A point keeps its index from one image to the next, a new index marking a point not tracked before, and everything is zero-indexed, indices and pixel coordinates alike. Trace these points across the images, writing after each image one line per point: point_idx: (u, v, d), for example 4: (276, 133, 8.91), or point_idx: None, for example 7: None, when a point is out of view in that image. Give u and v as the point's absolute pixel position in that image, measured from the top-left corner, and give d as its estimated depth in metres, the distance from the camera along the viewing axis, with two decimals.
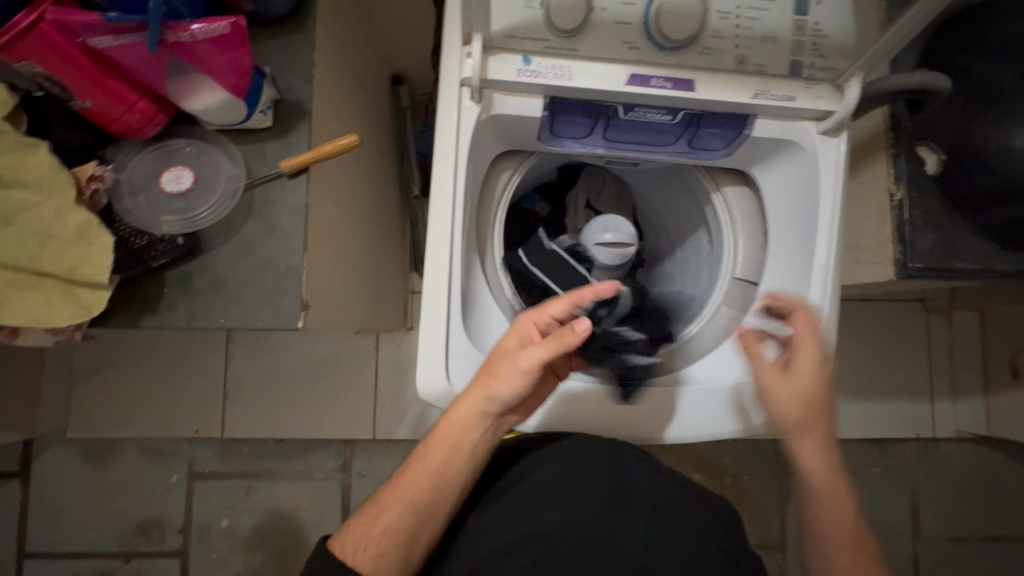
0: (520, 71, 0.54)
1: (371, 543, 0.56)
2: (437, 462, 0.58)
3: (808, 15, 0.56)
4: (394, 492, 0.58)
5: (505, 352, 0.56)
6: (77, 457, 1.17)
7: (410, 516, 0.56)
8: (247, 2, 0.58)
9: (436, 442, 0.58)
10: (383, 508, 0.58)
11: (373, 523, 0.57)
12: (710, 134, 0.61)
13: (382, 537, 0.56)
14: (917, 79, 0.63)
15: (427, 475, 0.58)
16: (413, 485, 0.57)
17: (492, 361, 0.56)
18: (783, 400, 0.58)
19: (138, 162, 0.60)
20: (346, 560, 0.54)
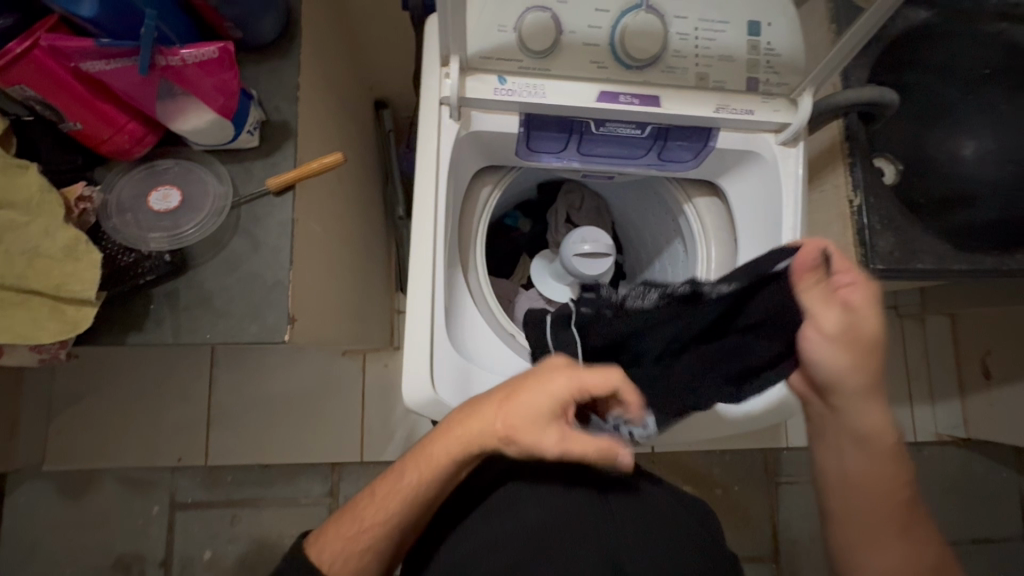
0: (496, 90, 0.58)
1: (348, 553, 0.55)
2: (421, 490, 0.54)
3: (761, 35, 0.59)
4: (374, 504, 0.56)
5: (535, 423, 0.47)
6: (55, 490, 1.14)
7: (389, 538, 0.56)
8: (234, 29, 0.61)
9: (427, 466, 0.53)
10: (364, 523, 0.56)
11: (350, 538, 0.56)
12: (677, 147, 0.65)
13: (354, 550, 0.56)
14: (867, 93, 0.68)
15: (411, 500, 0.54)
16: (393, 505, 0.55)
17: (516, 425, 0.48)
18: (846, 345, 0.52)
19: (126, 182, 0.61)
20: (321, 562, 0.55)
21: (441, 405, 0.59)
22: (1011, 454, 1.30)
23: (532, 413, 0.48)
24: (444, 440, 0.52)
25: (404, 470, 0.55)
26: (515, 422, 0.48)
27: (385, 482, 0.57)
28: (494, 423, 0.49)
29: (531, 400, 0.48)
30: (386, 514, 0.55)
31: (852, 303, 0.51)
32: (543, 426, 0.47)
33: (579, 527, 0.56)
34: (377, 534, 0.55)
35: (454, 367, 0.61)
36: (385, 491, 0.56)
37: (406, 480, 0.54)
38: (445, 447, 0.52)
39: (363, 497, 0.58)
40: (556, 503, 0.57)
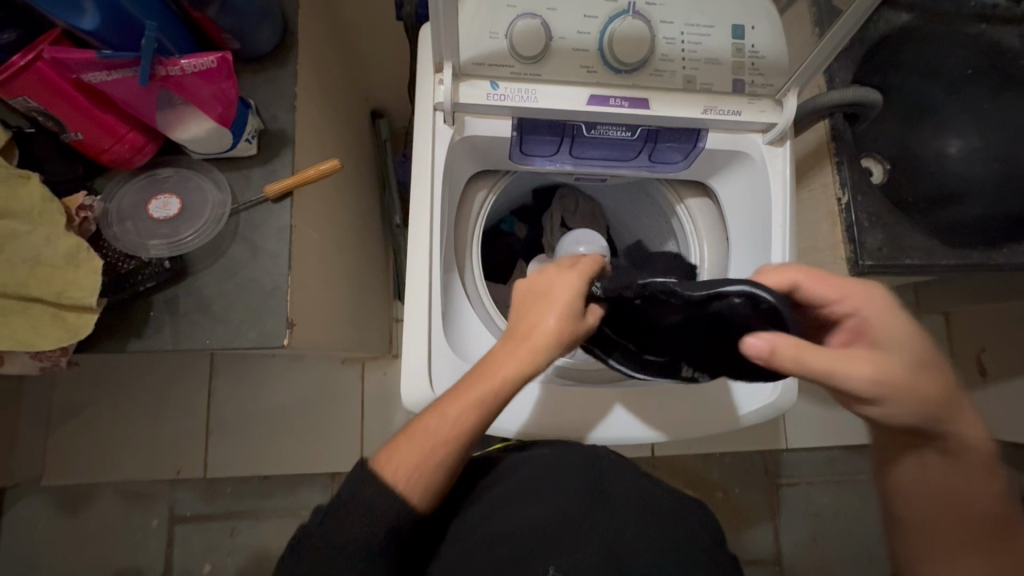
0: (488, 95, 0.59)
1: (420, 471, 0.49)
2: (486, 407, 0.49)
3: (746, 38, 0.61)
4: (437, 425, 0.49)
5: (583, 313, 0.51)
6: (53, 504, 1.14)
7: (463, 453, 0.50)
8: (232, 41, 0.62)
9: (486, 380, 0.49)
10: (441, 439, 0.49)
11: (419, 469, 0.48)
12: (668, 148, 0.66)
13: (424, 483, 0.49)
14: (851, 94, 0.69)
15: (478, 422, 0.50)
16: (458, 430, 0.49)
17: (574, 319, 0.50)
18: (897, 389, 0.47)
19: (126, 191, 0.62)
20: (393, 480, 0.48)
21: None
22: (1012, 452, 1.30)
23: (578, 312, 0.51)
24: (501, 356, 0.50)
25: (454, 403, 0.49)
26: (574, 318, 0.51)
27: (442, 405, 0.49)
28: (547, 328, 0.50)
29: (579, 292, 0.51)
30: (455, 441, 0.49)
31: (869, 328, 0.50)
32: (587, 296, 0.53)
33: (582, 521, 0.57)
34: (444, 465, 0.49)
35: (453, 367, 0.61)
36: (439, 425, 0.49)
37: (471, 401, 0.49)
38: (514, 364, 0.49)
39: (417, 427, 0.49)
40: (556, 500, 0.58)
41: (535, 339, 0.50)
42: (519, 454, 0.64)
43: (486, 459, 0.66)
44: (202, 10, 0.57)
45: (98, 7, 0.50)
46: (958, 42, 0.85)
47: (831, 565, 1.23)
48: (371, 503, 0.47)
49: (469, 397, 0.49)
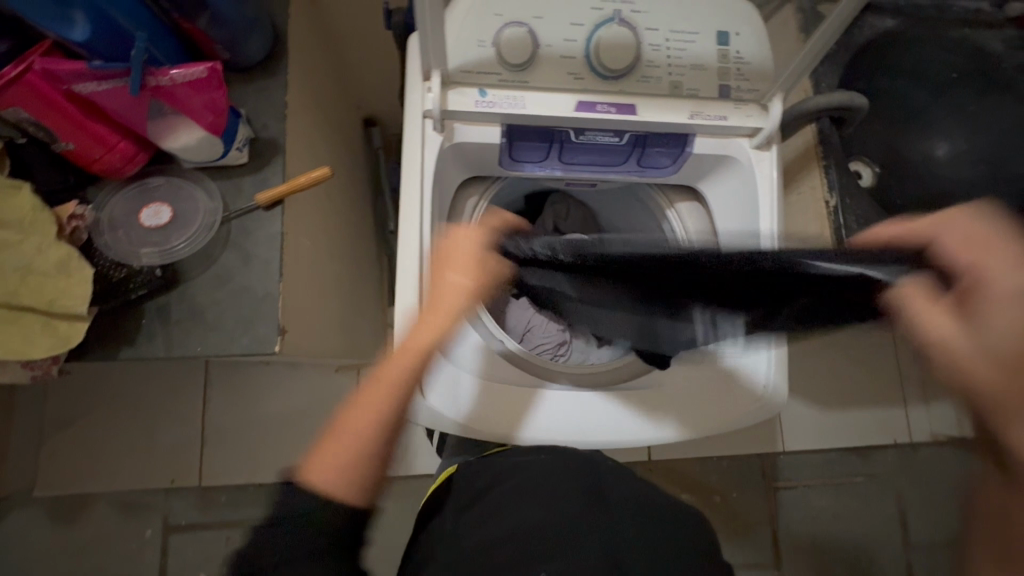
0: (476, 102, 0.60)
1: (345, 465, 0.48)
2: (411, 374, 0.51)
3: (730, 44, 0.62)
4: (362, 414, 0.50)
5: (490, 262, 0.53)
6: (47, 516, 1.13)
7: (387, 434, 0.50)
8: (223, 51, 0.63)
9: (406, 352, 0.51)
10: (361, 428, 0.50)
11: (351, 456, 0.49)
12: (656, 153, 0.67)
13: (366, 467, 0.49)
14: (836, 98, 0.70)
15: (404, 393, 0.51)
16: (387, 404, 0.50)
17: (480, 270, 0.52)
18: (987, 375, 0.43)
19: (118, 200, 0.63)
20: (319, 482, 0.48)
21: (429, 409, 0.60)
22: None
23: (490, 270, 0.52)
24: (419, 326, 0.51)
25: (373, 391, 0.51)
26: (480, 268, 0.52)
27: (368, 388, 0.51)
28: (461, 285, 0.50)
29: (480, 247, 0.52)
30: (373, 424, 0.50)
31: None
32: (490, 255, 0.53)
33: (579, 522, 0.56)
34: (384, 441, 0.50)
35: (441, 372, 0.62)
36: (370, 406, 0.50)
37: (394, 376, 0.50)
38: (431, 328, 0.51)
39: (341, 424, 0.50)
40: (553, 503, 0.58)
41: (444, 302, 0.51)
42: (509, 458, 0.64)
43: (477, 463, 0.66)
44: (192, 20, 0.58)
45: (88, 19, 0.50)
46: (943, 47, 0.86)
47: (830, 569, 1.23)
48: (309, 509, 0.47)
49: (390, 375, 0.51)
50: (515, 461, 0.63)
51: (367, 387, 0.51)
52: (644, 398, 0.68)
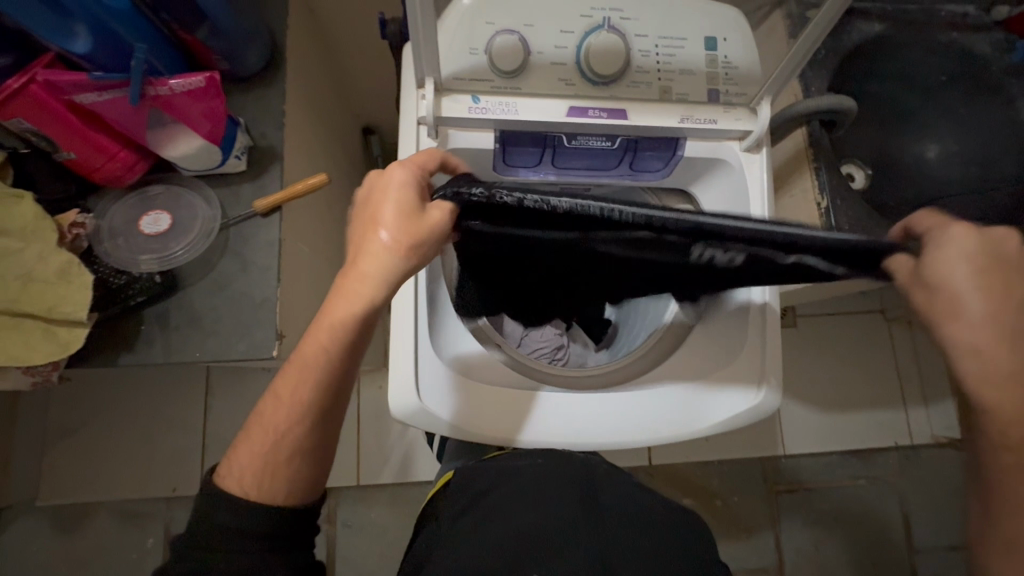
0: (470, 108, 0.61)
1: (270, 467, 0.48)
2: (331, 357, 0.47)
3: (718, 49, 0.63)
4: (282, 408, 0.48)
5: (416, 216, 0.46)
6: (48, 526, 1.13)
7: (313, 430, 0.49)
8: (222, 61, 0.64)
9: (322, 332, 0.47)
10: (282, 428, 0.48)
11: (273, 451, 0.48)
12: (648, 156, 0.68)
13: (291, 461, 0.48)
14: (825, 101, 0.71)
15: (327, 378, 0.48)
16: (308, 393, 0.48)
17: (401, 227, 0.45)
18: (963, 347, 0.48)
19: (118, 208, 0.64)
20: (244, 493, 0.48)
21: (426, 407, 0.61)
22: None
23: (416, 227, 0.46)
24: (336, 296, 0.47)
25: (285, 385, 0.48)
26: (400, 226, 0.45)
27: (284, 378, 0.49)
28: (382, 247, 0.45)
29: (405, 195, 0.46)
30: (296, 420, 0.48)
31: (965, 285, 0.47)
32: (418, 211, 0.46)
33: (572, 525, 0.55)
34: (310, 429, 0.48)
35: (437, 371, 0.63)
36: (292, 393, 0.48)
37: (308, 365, 0.47)
38: (349, 301, 0.46)
39: (254, 426, 0.49)
40: (547, 506, 0.57)
41: (363, 266, 0.46)
42: (507, 462, 0.65)
43: (472, 468, 0.67)
44: (192, 31, 0.59)
45: (90, 32, 0.52)
46: (932, 50, 0.87)
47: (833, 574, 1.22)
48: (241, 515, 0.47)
49: (308, 361, 0.47)
50: (515, 467, 0.64)
51: (286, 373, 0.49)
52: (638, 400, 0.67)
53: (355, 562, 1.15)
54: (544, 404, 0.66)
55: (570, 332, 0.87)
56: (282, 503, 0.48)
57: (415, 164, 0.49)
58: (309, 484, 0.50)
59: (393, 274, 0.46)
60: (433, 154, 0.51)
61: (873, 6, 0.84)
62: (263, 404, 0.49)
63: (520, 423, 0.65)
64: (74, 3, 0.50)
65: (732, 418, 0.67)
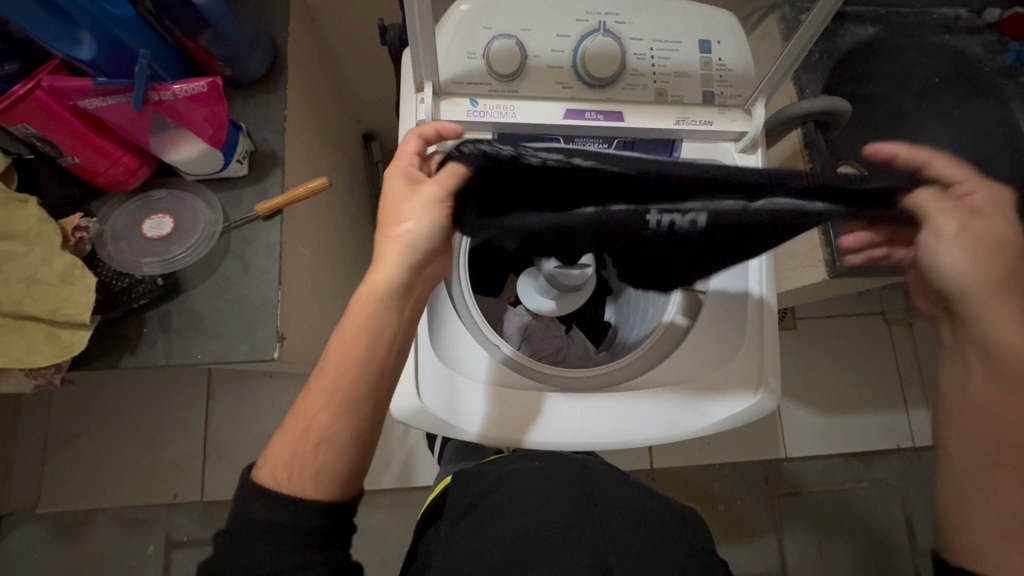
0: (468, 112, 0.62)
1: (309, 458, 0.46)
2: (365, 341, 0.49)
3: (712, 52, 0.64)
4: (314, 397, 0.48)
5: (420, 192, 0.51)
6: (49, 532, 1.13)
7: (354, 416, 0.48)
8: (224, 67, 0.65)
9: (352, 318, 0.49)
10: (319, 416, 0.47)
11: (305, 445, 0.47)
12: (644, 158, 0.69)
13: (329, 454, 0.47)
14: (820, 103, 0.71)
15: (363, 361, 0.49)
16: (341, 379, 0.48)
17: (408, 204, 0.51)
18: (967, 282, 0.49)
19: (121, 212, 0.64)
20: (283, 487, 0.46)
21: (427, 411, 0.62)
22: None
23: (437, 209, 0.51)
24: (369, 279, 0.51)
25: (323, 373, 0.49)
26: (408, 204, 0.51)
27: (321, 369, 0.49)
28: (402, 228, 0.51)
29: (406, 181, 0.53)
30: (335, 407, 0.48)
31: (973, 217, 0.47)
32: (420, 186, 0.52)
33: (569, 525, 0.55)
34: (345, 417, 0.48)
35: (438, 373, 0.63)
36: (329, 379, 0.48)
37: (346, 350, 0.49)
38: (374, 281, 0.50)
39: (289, 422, 0.48)
40: (544, 508, 0.57)
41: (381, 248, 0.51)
42: (505, 467, 0.65)
43: (474, 474, 0.66)
44: (195, 38, 0.61)
45: (95, 38, 0.53)
46: (924, 52, 0.88)
47: None
48: (245, 508, 0.45)
49: (343, 350, 0.49)
50: (516, 470, 0.64)
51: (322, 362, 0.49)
52: (641, 401, 0.67)
53: None
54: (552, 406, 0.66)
55: (570, 333, 0.87)
56: (315, 500, 0.46)
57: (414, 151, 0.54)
58: (347, 484, 0.48)
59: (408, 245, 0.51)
60: (418, 136, 0.55)
61: (866, 10, 0.85)
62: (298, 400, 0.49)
63: (526, 422, 0.65)
64: (79, 11, 0.51)
65: (734, 417, 0.67)
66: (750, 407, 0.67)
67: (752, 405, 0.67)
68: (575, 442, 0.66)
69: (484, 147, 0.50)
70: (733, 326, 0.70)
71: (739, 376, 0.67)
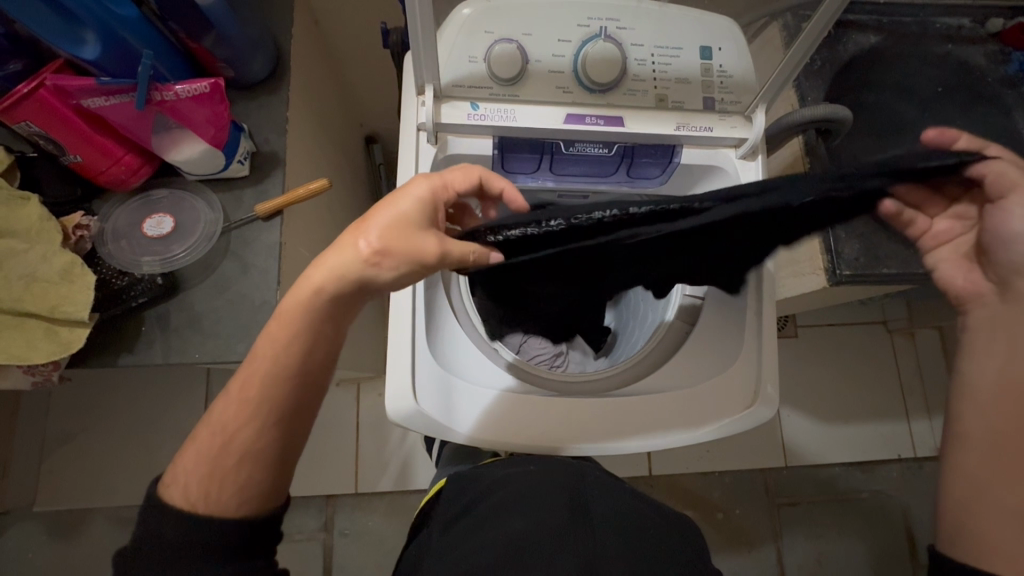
0: (468, 115, 0.62)
1: (224, 474, 0.45)
2: (288, 357, 0.45)
3: (713, 58, 0.64)
4: (231, 409, 0.46)
5: (414, 232, 0.43)
6: (44, 532, 1.13)
7: (271, 432, 0.46)
8: (226, 69, 0.66)
9: (282, 328, 0.45)
10: (234, 429, 0.45)
11: (221, 459, 0.45)
12: (644, 163, 0.69)
13: (243, 468, 0.46)
14: (821, 110, 0.71)
15: (282, 376, 0.46)
16: (261, 393, 0.46)
17: (393, 237, 0.42)
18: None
19: (122, 211, 0.65)
20: (196, 503, 0.45)
21: (428, 412, 0.62)
22: None
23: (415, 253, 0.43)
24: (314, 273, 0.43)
25: (241, 383, 0.46)
26: (393, 237, 0.42)
27: (238, 377, 0.46)
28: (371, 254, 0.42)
29: (415, 212, 0.43)
30: (252, 425, 0.46)
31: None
32: (419, 233, 0.43)
33: (561, 530, 0.55)
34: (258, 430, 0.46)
35: (435, 375, 0.63)
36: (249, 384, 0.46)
37: (265, 362, 0.45)
38: (306, 283, 0.43)
39: (200, 434, 0.47)
40: (538, 512, 0.57)
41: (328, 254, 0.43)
42: (502, 471, 0.65)
43: (460, 486, 0.66)
44: (198, 40, 0.61)
45: (99, 39, 0.53)
46: (927, 62, 0.88)
47: None
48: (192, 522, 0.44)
49: (261, 359, 0.46)
50: (513, 475, 0.63)
51: (243, 372, 0.47)
52: (641, 408, 0.66)
53: (350, 571, 1.14)
54: (554, 410, 0.65)
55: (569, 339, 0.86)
56: (233, 516, 0.45)
57: (442, 180, 0.47)
58: (262, 495, 0.47)
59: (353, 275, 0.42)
60: (467, 176, 0.49)
61: (868, 19, 0.86)
62: (213, 405, 0.46)
63: (536, 429, 0.65)
64: (83, 11, 0.51)
65: (731, 423, 0.66)
66: (749, 410, 0.66)
67: (751, 410, 0.66)
68: (580, 444, 0.65)
69: (531, 229, 0.53)
70: (729, 329, 0.70)
71: (737, 380, 0.67)
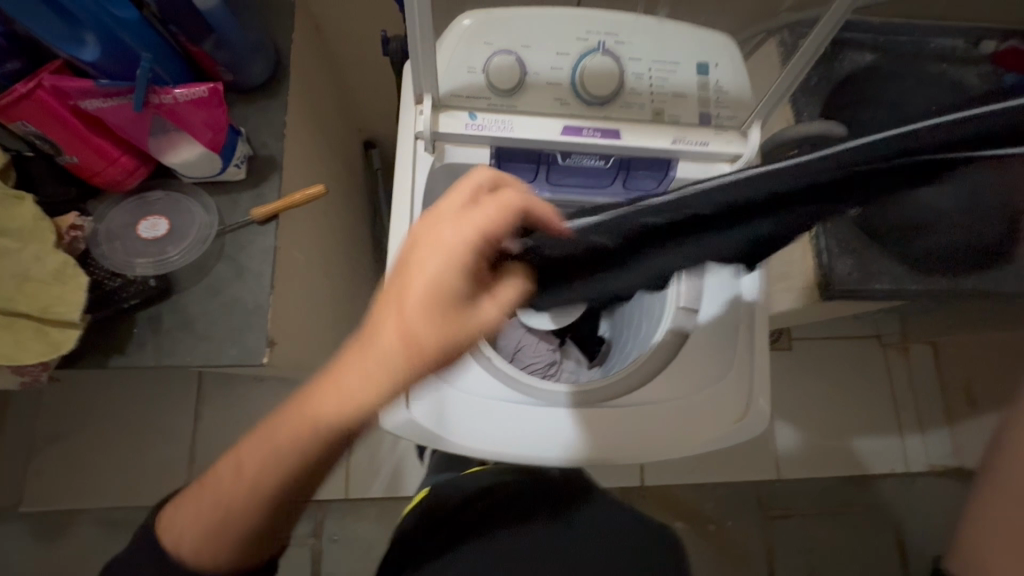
0: (466, 125, 0.62)
1: (215, 546, 0.44)
2: (296, 446, 0.43)
3: (710, 74, 0.64)
4: (229, 477, 0.44)
5: (459, 315, 0.42)
6: (30, 533, 1.12)
7: (270, 513, 0.44)
8: (226, 72, 0.66)
9: (301, 421, 0.42)
10: (230, 504, 0.44)
11: (214, 531, 0.44)
12: (641, 175, 0.69)
13: (237, 545, 0.44)
14: (817, 126, 0.71)
15: (288, 465, 0.43)
16: (261, 473, 0.43)
17: (435, 326, 0.41)
18: None
19: (118, 211, 0.65)
20: (184, 560, 0.44)
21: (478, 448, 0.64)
22: None
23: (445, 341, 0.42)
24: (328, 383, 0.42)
25: (245, 458, 0.44)
26: (439, 327, 0.41)
27: (244, 447, 0.44)
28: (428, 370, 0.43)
29: (445, 303, 0.41)
30: (253, 507, 0.44)
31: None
32: (460, 318, 0.42)
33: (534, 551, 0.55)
34: (269, 501, 0.44)
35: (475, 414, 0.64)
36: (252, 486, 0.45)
37: (276, 449, 0.43)
38: (336, 390, 0.41)
39: (195, 491, 0.46)
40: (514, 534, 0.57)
41: (360, 365, 0.40)
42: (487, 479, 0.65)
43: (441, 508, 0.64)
44: (198, 43, 0.62)
45: (99, 41, 0.54)
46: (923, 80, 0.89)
47: None
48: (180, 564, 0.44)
49: (271, 439, 0.43)
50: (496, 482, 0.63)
51: (247, 444, 0.44)
52: (637, 420, 0.66)
53: None
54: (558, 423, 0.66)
55: (563, 347, 0.87)
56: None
57: (479, 243, 0.41)
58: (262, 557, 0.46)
59: (392, 377, 0.40)
60: (512, 218, 0.41)
61: (865, 38, 0.86)
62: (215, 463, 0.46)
63: (536, 443, 0.65)
64: (83, 11, 0.51)
65: (725, 434, 0.67)
66: (743, 419, 0.67)
67: (747, 419, 0.67)
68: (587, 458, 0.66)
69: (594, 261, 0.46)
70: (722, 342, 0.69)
71: (731, 392, 0.67)
